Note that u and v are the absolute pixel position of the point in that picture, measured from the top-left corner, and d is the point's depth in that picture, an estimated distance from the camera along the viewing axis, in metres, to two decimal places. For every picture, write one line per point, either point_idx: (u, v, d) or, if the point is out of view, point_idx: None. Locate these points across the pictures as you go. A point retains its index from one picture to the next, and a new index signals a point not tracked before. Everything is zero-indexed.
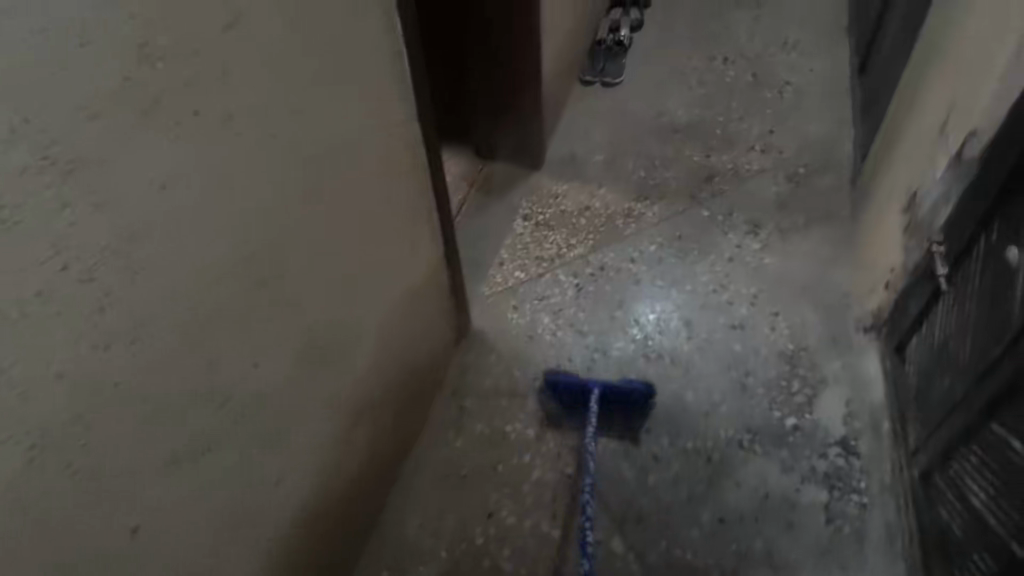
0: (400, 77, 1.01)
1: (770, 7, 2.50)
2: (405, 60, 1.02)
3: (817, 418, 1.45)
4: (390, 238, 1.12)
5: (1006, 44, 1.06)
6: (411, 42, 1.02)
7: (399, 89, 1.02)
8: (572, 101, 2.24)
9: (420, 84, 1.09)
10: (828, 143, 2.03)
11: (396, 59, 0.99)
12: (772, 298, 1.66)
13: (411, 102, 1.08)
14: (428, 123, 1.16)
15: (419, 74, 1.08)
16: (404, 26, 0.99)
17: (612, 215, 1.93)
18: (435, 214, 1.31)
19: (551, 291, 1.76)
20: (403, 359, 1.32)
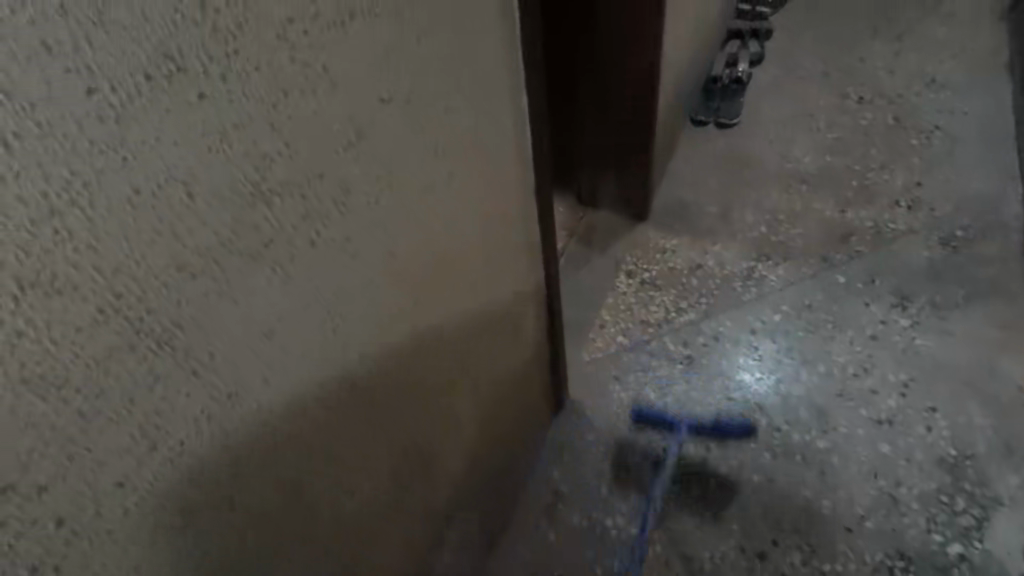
0: (521, 159, 0.90)
1: (913, 39, 2.22)
2: (528, 138, 0.90)
3: (991, 549, 1.20)
4: (495, 325, 1.01)
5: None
6: (536, 118, 0.90)
7: (519, 171, 0.90)
8: (682, 144, 2.07)
9: (542, 161, 0.96)
10: (991, 202, 1.74)
11: (519, 141, 0.87)
12: (928, 389, 1.41)
13: (530, 181, 0.96)
14: (546, 200, 1.03)
15: (541, 152, 0.95)
16: (531, 103, 0.87)
17: (728, 276, 1.74)
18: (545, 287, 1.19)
19: (657, 362, 1.59)
20: (497, 445, 1.20)
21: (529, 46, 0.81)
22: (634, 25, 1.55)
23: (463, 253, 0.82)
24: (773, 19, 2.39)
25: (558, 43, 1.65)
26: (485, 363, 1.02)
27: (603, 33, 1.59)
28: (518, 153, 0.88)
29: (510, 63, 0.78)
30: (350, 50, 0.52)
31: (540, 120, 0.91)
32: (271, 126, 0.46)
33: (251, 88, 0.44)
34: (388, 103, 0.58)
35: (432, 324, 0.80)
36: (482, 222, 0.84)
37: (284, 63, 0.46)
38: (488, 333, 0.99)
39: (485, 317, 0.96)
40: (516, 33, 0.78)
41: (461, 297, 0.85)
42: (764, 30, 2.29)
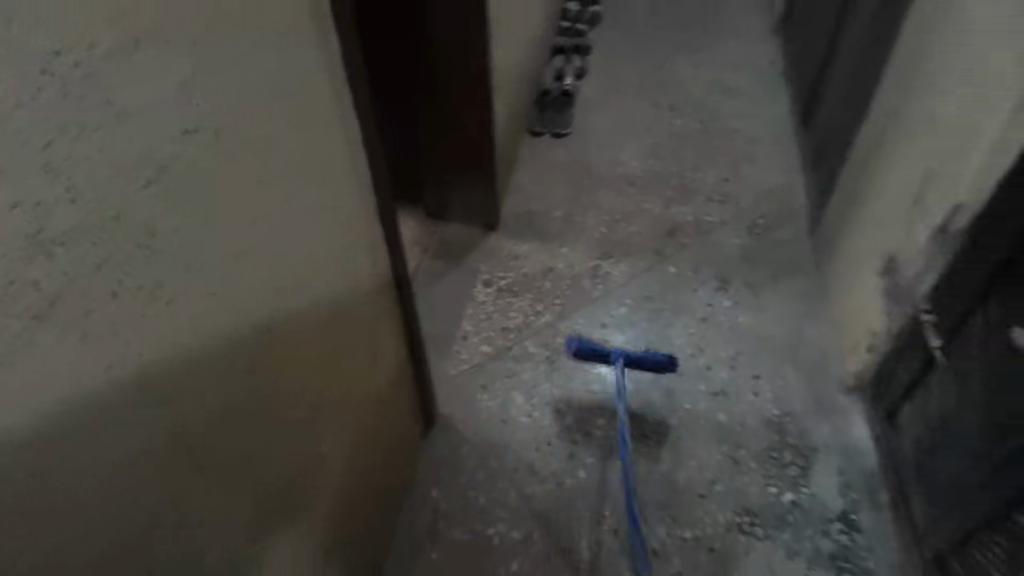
0: (357, 182, 0.88)
1: (709, 53, 2.58)
2: (362, 161, 0.88)
3: (815, 492, 1.37)
4: (345, 355, 0.98)
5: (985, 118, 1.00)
6: (369, 141, 0.88)
7: (356, 194, 0.88)
8: (524, 157, 2.22)
9: (381, 182, 0.95)
10: (783, 190, 2.04)
11: (352, 164, 0.85)
12: (753, 360, 1.60)
13: (370, 204, 0.94)
14: (389, 220, 1.01)
15: (380, 173, 0.94)
16: (360, 126, 0.85)
17: (577, 276, 1.84)
18: (401, 308, 1.17)
19: (521, 367, 1.64)
20: (368, 472, 1.16)
21: (351, 69, 0.80)
22: (457, 45, 1.58)
23: (304, 280, 0.79)
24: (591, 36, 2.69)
25: (387, 63, 1.65)
26: (343, 396, 0.99)
27: (429, 53, 1.61)
28: (352, 176, 0.86)
29: (333, 86, 0.76)
30: (137, 76, 0.47)
31: (373, 141, 0.89)
32: (46, 169, 0.41)
33: (13, 127, 0.39)
34: (195, 134, 0.54)
35: (270, 363, 0.75)
36: (321, 246, 0.81)
37: (54, 97, 0.41)
38: (340, 365, 0.95)
39: (332, 348, 0.92)
40: (336, 57, 0.76)
41: (308, 325, 0.82)
42: (585, 46, 2.55)
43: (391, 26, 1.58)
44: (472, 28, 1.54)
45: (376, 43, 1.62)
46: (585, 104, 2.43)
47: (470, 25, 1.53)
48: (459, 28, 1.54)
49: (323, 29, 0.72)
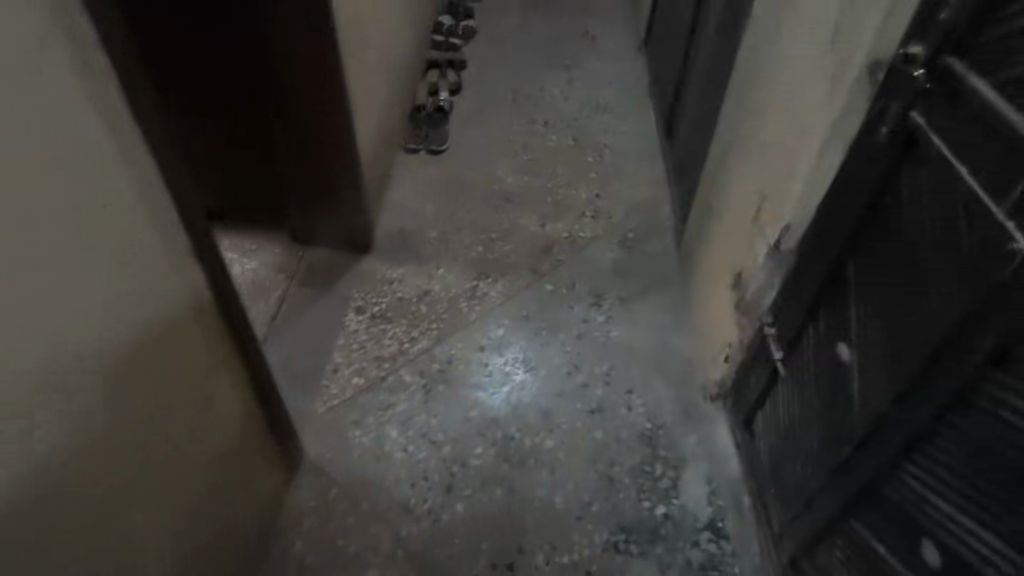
0: (148, 206, 0.79)
1: (580, 71, 2.69)
2: (156, 181, 0.79)
3: (684, 503, 1.41)
4: (167, 406, 0.90)
5: (807, 142, 1.08)
6: (162, 160, 0.79)
7: (148, 225, 0.79)
8: (398, 175, 2.15)
9: (191, 209, 0.86)
10: (651, 205, 2.12)
11: (137, 185, 0.76)
12: (624, 375, 1.63)
13: (178, 233, 0.85)
14: (212, 253, 0.92)
15: (187, 198, 0.85)
16: (148, 143, 0.76)
17: (454, 298, 1.79)
18: (240, 354, 1.07)
19: (396, 399, 1.55)
20: (206, 527, 1.07)
21: (127, 79, 0.72)
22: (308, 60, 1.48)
23: (92, 324, 0.72)
24: (464, 51, 2.76)
25: (235, 75, 1.56)
26: (147, 460, 0.87)
27: (278, 65, 1.52)
28: (139, 198, 0.77)
29: (111, 120, 0.71)
30: None
31: (171, 161, 0.81)
32: None
33: None
34: None
35: (50, 413, 0.68)
36: (110, 289, 0.75)
37: None
38: (141, 427, 0.84)
39: (150, 396, 0.85)
40: (102, 63, 0.68)
41: (103, 371, 0.75)
42: (458, 61, 2.63)
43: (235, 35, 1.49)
44: (321, 42, 1.45)
45: (221, 53, 1.53)
46: (461, 121, 2.41)
47: (319, 39, 1.44)
48: (307, 41, 1.45)
49: (75, 27, 0.64)
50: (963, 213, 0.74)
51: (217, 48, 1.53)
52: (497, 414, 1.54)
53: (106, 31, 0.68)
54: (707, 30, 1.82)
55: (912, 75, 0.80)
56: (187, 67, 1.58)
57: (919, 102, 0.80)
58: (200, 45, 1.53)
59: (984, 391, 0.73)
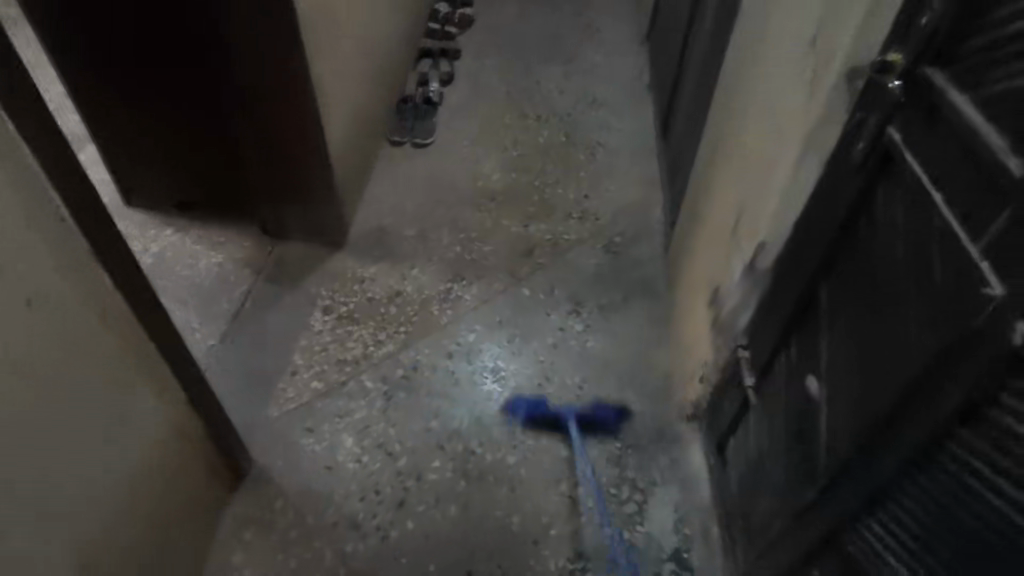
0: (22, 190, 0.71)
1: (578, 64, 2.59)
2: (31, 161, 0.72)
3: (649, 530, 1.33)
4: (76, 421, 0.84)
5: (784, 151, 0.99)
6: (33, 136, 0.72)
7: (26, 216, 0.72)
8: (381, 169, 2.07)
9: (84, 201, 0.80)
10: (641, 207, 2.02)
11: (7, 166, 0.69)
12: (597, 389, 1.55)
13: (67, 223, 0.78)
14: (116, 248, 0.86)
15: (76, 182, 0.78)
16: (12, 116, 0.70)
17: (426, 301, 1.72)
18: (166, 362, 1.01)
19: (354, 406, 1.48)
20: (134, 543, 1.02)
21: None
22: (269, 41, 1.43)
23: None
24: (461, 39, 2.66)
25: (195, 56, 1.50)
26: (44, 481, 0.79)
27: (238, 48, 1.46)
28: (10, 182, 0.70)
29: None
30: None
31: (51, 138, 0.74)
32: None
33: None
34: None
35: None
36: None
37: None
38: (30, 443, 0.76)
39: (52, 411, 0.79)
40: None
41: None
42: (452, 51, 2.55)
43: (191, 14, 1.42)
44: (282, 23, 1.39)
45: (177, 32, 1.46)
46: (452, 113, 2.32)
47: (280, 20, 1.39)
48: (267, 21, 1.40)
49: None
50: (936, 247, 0.66)
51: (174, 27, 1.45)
52: (460, 424, 1.47)
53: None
54: (704, 23, 1.72)
55: (886, 87, 0.72)
56: (143, 47, 1.51)
57: (895, 115, 0.72)
58: (155, 25, 1.46)
59: (948, 449, 0.65)
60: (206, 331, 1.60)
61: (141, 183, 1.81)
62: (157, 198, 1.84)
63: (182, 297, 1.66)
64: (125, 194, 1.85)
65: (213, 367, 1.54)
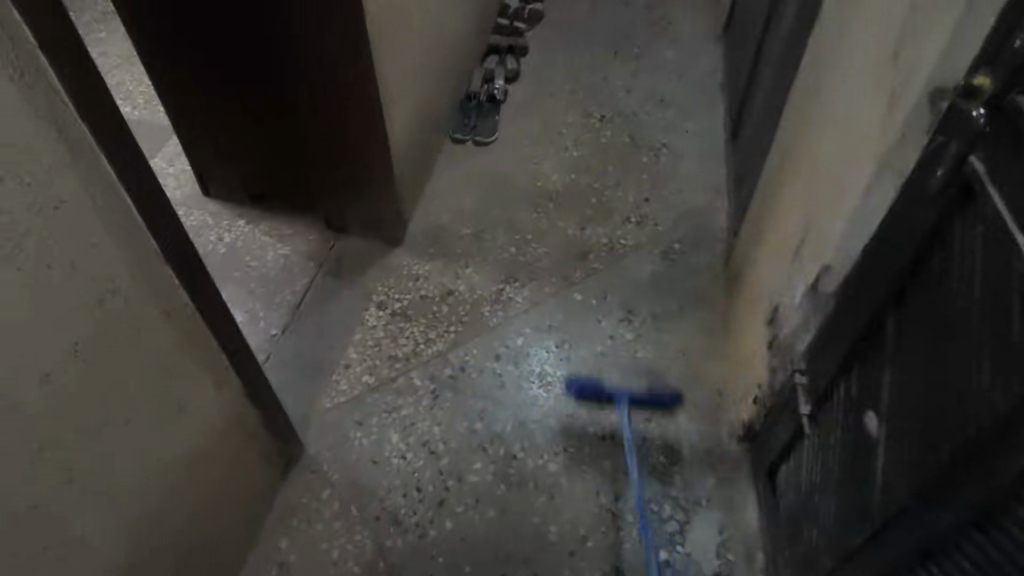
0: (95, 194, 0.76)
1: (647, 61, 2.52)
2: (104, 166, 0.77)
3: (689, 551, 1.30)
4: (139, 410, 0.90)
5: (859, 168, 0.91)
6: (105, 142, 0.77)
7: (97, 219, 0.77)
8: (442, 167, 2.10)
9: (154, 206, 0.85)
10: (703, 214, 1.94)
11: (80, 171, 0.74)
12: (644, 401, 1.51)
13: (138, 226, 0.83)
14: (182, 250, 0.91)
15: (144, 185, 0.83)
16: (89, 125, 0.74)
17: (478, 301, 1.73)
18: (224, 356, 1.06)
19: (402, 402, 1.52)
20: (188, 523, 1.08)
21: (60, 59, 0.69)
22: (337, 40, 1.47)
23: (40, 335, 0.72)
24: (528, 35, 2.64)
25: (269, 53, 1.56)
26: (106, 463, 0.86)
27: (309, 46, 1.50)
28: (82, 186, 0.75)
29: (58, 125, 0.71)
30: None
31: (121, 143, 0.79)
32: None
33: None
34: None
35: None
36: (65, 298, 0.74)
37: None
38: (94, 430, 0.83)
39: (117, 399, 0.85)
40: (27, 39, 0.66)
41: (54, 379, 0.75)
42: (520, 47, 2.53)
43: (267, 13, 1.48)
44: (348, 22, 1.42)
45: (254, 30, 1.53)
46: (515, 111, 2.31)
47: (347, 19, 1.42)
48: (334, 21, 1.43)
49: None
50: (1018, 294, 0.60)
51: (251, 25, 1.52)
52: (503, 428, 1.47)
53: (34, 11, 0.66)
54: (782, 22, 1.62)
55: (970, 114, 0.66)
56: (223, 44, 1.58)
57: (979, 145, 0.66)
58: (235, 22, 1.53)
59: (1012, 512, 0.60)
60: (268, 320, 1.68)
61: (218, 175, 1.91)
62: (231, 190, 1.94)
63: (249, 286, 1.75)
64: (203, 186, 1.95)
65: (273, 355, 1.61)
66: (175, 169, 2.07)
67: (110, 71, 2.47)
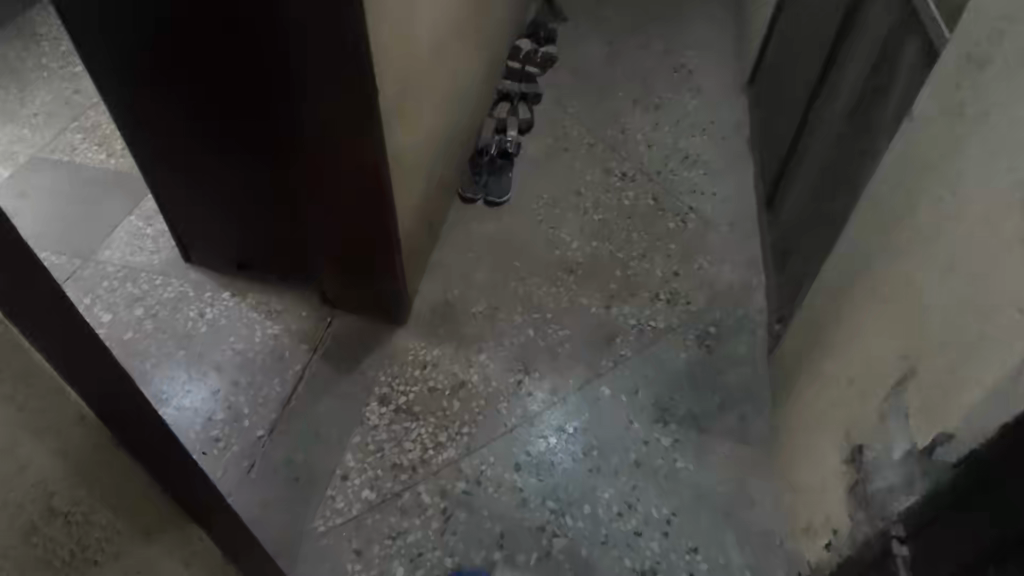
0: (23, 403, 0.57)
1: (668, 112, 2.36)
2: (40, 364, 0.57)
3: None
4: None
5: (1023, 324, 0.72)
6: (44, 335, 0.57)
7: (32, 431, 0.58)
8: (451, 231, 1.91)
9: (116, 392, 0.65)
10: (738, 293, 1.77)
11: (4, 382, 0.54)
12: (690, 526, 1.34)
13: (94, 423, 0.64)
14: (148, 433, 0.70)
15: (100, 378, 0.63)
16: (18, 318, 0.55)
17: (493, 395, 1.53)
18: (210, 531, 0.86)
19: (409, 524, 1.32)
20: None
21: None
22: (339, 105, 1.27)
23: None
24: (541, 80, 2.47)
25: (259, 112, 1.36)
26: None
27: (307, 110, 1.31)
28: (4, 399, 0.55)
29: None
30: None
31: (71, 332, 0.59)
32: None
33: None
34: None
35: None
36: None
37: None
38: None
39: None
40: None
41: None
42: (532, 93, 2.36)
43: (259, 67, 1.28)
44: (350, 86, 1.23)
45: (242, 86, 1.32)
46: (528, 167, 2.13)
47: (349, 82, 1.23)
48: (336, 84, 1.24)
49: None
50: None
51: (242, 79, 1.31)
52: (525, 561, 1.28)
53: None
54: (838, 98, 1.47)
55: None
56: (207, 98, 1.37)
57: None
58: (223, 75, 1.32)
59: None
60: (254, 418, 1.47)
61: (200, 242, 1.70)
62: (216, 257, 1.73)
63: (231, 374, 1.54)
64: (184, 251, 1.74)
65: (257, 463, 1.40)
66: (153, 229, 1.86)
67: (85, 111, 2.25)
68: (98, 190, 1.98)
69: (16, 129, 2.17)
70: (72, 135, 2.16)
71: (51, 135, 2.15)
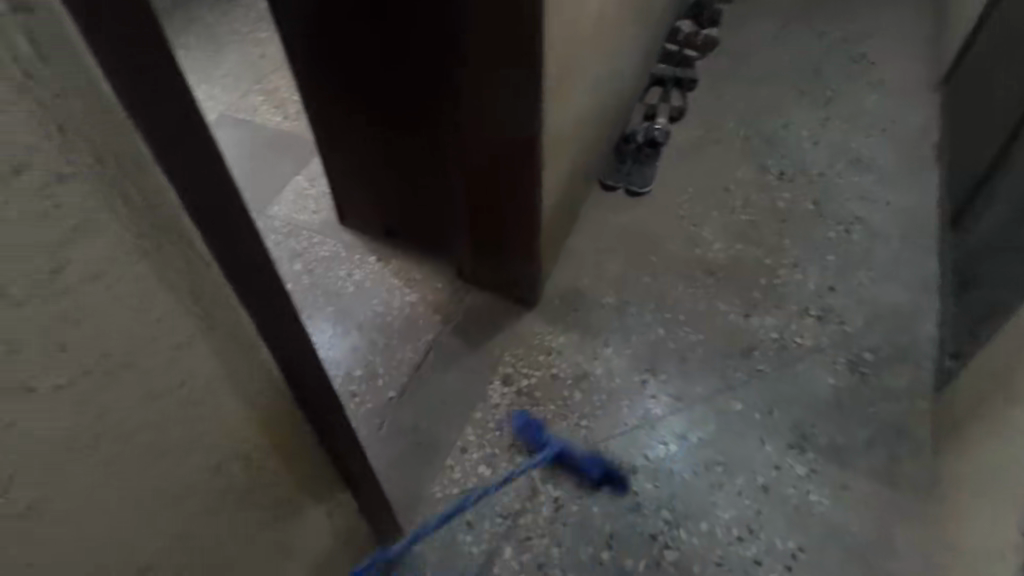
0: (226, 356, 0.63)
1: (841, 107, 2.13)
2: (242, 319, 0.63)
3: None
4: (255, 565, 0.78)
5: None
6: (245, 292, 0.62)
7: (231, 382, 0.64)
8: (588, 218, 1.87)
9: (294, 351, 0.71)
10: (903, 319, 1.58)
11: (213, 336, 0.61)
12: (817, 566, 1.24)
13: (275, 376, 0.71)
14: (312, 391, 0.76)
15: (282, 329, 0.68)
16: (232, 278, 0.60)
17: (615, 392, 1.50)
18: (350, 485, 0.93)
19: (520, 507, 1.34)
20: None
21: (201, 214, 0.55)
22: (499, 87, 1.28)
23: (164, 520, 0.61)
24: (699, 65, 2.33)
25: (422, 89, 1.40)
26: None
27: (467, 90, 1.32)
28: (213, 351, 0.61)
29: (211, 279, 0.58)
30: None
31: (263, 286, 0.64)
32: None
33: None
34: None
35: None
36: (193, 475, 0.63)
37: None
38: None
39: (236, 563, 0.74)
40: (167, 193, 0.52)
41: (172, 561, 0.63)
42: (687, 79, 2.23)
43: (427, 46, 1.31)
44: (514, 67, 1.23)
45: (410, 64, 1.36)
46: (675, 158, 2.03)
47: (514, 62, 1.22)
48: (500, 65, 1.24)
49: (147, 188, 0.50)
50: None
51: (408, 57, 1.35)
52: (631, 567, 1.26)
53: (175, 163, 0.51)
54: None
55: None
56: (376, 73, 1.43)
57: None
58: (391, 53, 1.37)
59: None
60: (388, 379, 1.56)
61: (352, 207, 1.81)
62: (366, 223, 1.83)
63: (370, 335, 1.64)
64: (340, 214, 1.86)
65: (387, 422, 1.49)
66: (315, 190, 2.01)
67: (267, 75, 2.46)
68: (270, 150, 2.17)
69: (209, 88, 2.43)
70: (254, 97, 2.38)
71: (236, 96, 2.39)
